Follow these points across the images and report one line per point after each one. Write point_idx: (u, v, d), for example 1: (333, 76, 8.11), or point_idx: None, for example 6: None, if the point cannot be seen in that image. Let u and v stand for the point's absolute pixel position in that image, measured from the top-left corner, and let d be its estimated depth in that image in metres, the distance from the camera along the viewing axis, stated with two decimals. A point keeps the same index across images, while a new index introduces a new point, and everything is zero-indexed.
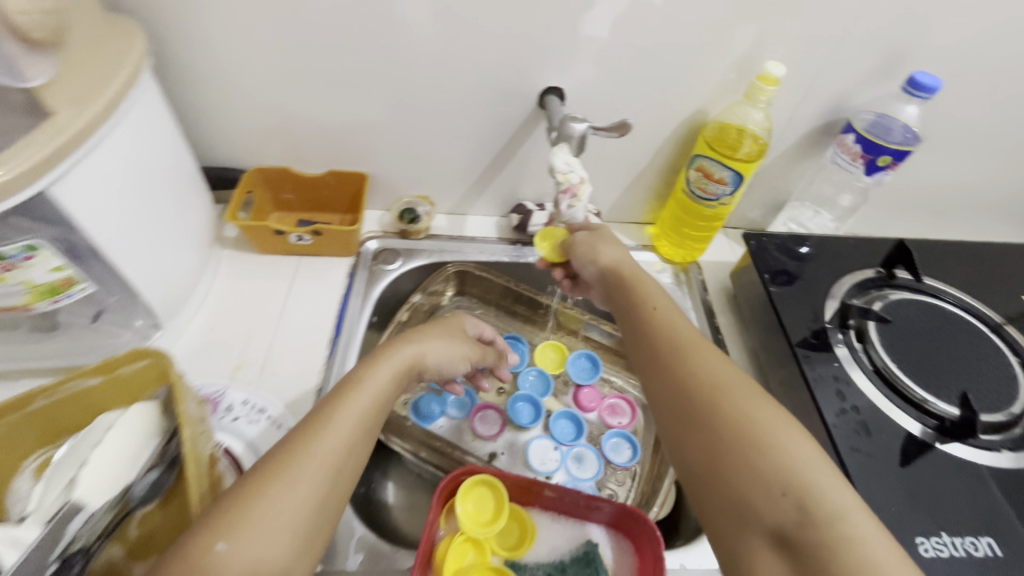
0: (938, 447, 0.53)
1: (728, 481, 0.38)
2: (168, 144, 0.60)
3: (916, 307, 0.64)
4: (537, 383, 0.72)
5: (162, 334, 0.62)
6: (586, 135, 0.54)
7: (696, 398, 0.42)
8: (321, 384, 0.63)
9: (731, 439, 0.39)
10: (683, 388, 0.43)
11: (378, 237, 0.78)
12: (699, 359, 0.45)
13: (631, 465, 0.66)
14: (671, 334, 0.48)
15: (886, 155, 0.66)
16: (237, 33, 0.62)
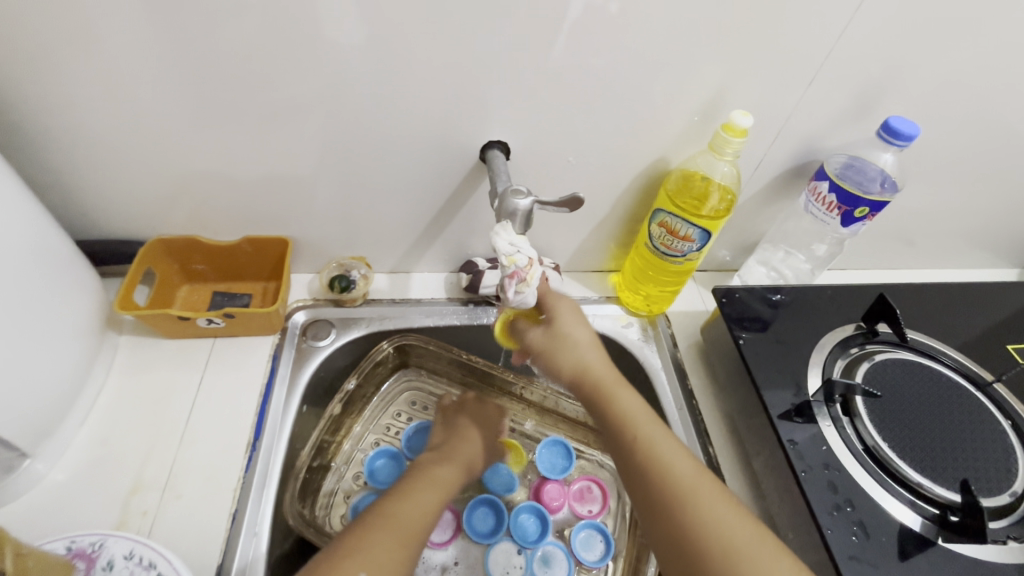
0: (941, 544, 0.48)
1: None
2: (27, 233, 0.49)
3: (902, 369, 0.59)
4: (502, 477, 0.65)
5: (34, 460, 0.51)
6: (532, 210, 0.47)
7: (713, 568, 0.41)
8: (236, 504, 0.53)
9: None
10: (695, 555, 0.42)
11: (307, 307, 0.69)
12: (703, 512, 0.43)
13: (604, 563, 0.59)
14: (666, 474, 0.45)
15: (863, 208, 0.60)
16: (113, 90, 0.52)
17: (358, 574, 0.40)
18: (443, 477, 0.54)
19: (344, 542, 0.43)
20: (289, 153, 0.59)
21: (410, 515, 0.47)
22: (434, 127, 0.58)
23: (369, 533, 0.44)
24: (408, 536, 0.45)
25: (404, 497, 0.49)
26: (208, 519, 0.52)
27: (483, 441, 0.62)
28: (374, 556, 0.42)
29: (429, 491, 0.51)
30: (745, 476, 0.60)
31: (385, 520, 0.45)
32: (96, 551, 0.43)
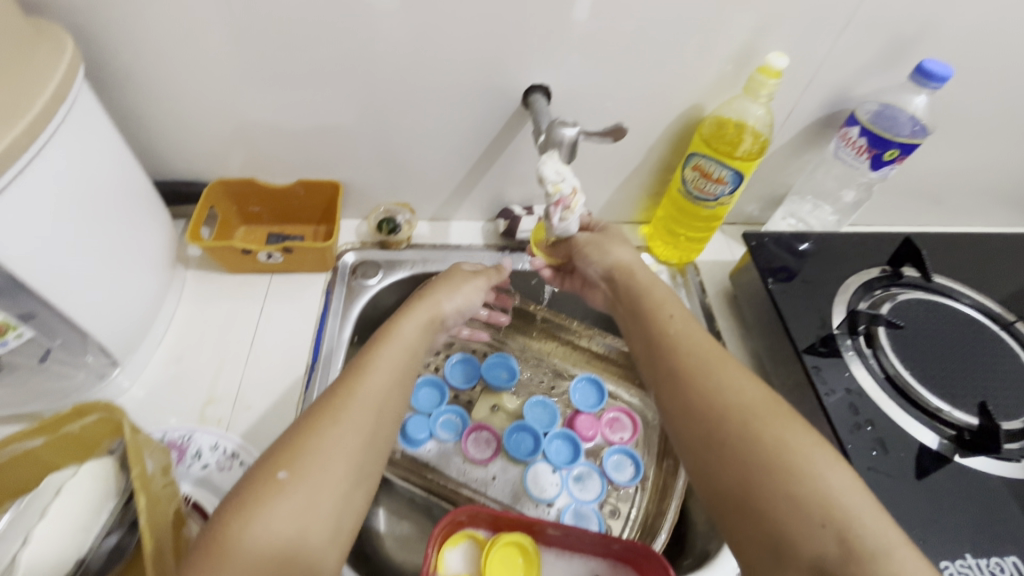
0: (957, 460, 0.51)
1: (763, 505, 0.36)
2: (116, 165, 0.54)
3: (925, 307, 0.61)
4: (541, 415, 0.68)
5: (121, 371, 0.57)
6: (578, 140, 0.50)
7: (722, 426, 0.40)
8: (299, 418, 0.58)
9: (762, 458, 0.37)
10: (706, 413, 0.41)
11: (356, 249, 0.74)
12: (719, 375, 0.42)
13: (634, 483, 0.63)
14: (681, 351, 0.45)
15: (892, 149, 0.62)
16: (185, 34, 0.55)
17: (285, 471, 0.38)
18: (408, 342, 0.48)
19: (290, 432, 0.40)
20: (342, 98, 0.63)
21: (362, 397, 0.42)
22: (479, 71, 0.61)
23: (316, 419, 0.41)
24: (360, 416, 0.42)
25: (361, 368, 0.45)
26: (276, 428, 0.57)
27: (460, 293, 0.56)
28: (310, 448, 0.39)
29: (390, 361, 0.46)
30: None
31: (332, 405, 0.42)
32: (184, 443, 0.53)
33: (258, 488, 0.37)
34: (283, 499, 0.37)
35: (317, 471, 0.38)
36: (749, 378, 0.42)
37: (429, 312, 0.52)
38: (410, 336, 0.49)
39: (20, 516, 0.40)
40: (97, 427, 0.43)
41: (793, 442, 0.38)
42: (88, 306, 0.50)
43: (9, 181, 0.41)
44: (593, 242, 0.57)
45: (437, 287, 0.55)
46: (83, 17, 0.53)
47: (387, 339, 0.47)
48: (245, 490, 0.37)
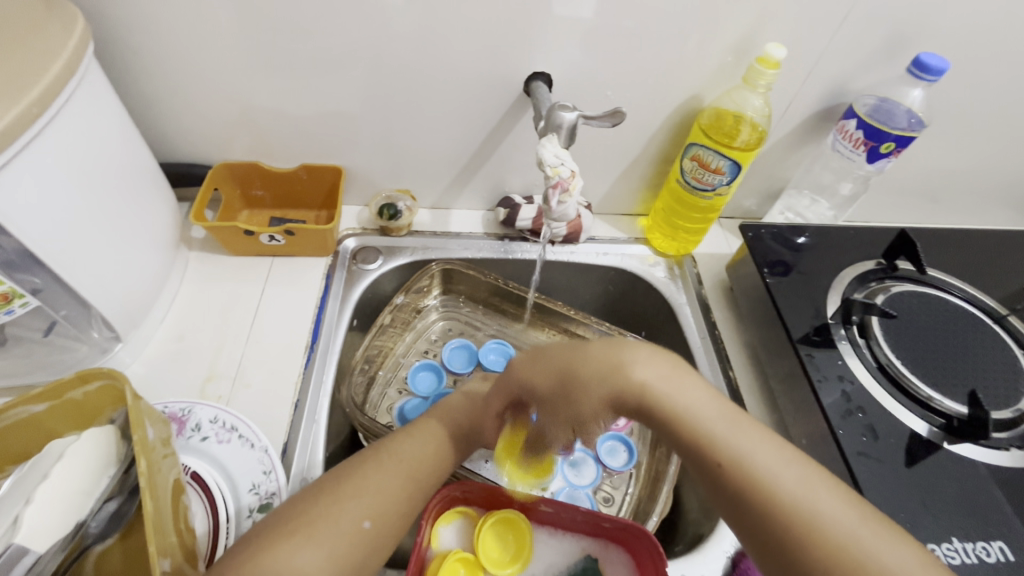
0: (946, 447, 0.51)
1: None
2: (122, 143, 0.54)
3: (919, 299, 0.62)
4: None
5: (124, 346, 0.58)
6: (576, 125, 0.50)
7: (767, 514, 0.36)
8: (298, 396, 0.59)
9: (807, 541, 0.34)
10: (745, 504, 0.37)
11: (357, 235, 0.75)
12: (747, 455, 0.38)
13: (627, 468, 0.64)
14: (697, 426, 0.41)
15: (888, 142, 0.63)
16: (192, 15, 0.56)
17: (370, 522, 0.41)
18: (464, 434, 0.54)
19: (368, 485, 0.43)
20: (346, 82, 0.64)
21: (431, 473, 0.47)
22: (481, 57, 0.62)
23: (393, 484, 0.44)
24: (424, 491, 0.46)
25: (431, 450, 0.49)
26: (276, 407, 0.58)
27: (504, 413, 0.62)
28: (388, 501, 0.43)
29: (453, 449, 0.51)
30: (762, 397, 0.64)
31: (407, 472, 0.46)
32: (185, 416, 0.51)
33: (346, 531, 0.39)
34: (361, 548, 0.40)
35: (389, 531, 0.42)
36: (780, 450, 0.39)
37: (486, 418, 0.58)
38: (467, 431, 0.55)
39: (22, 480, 0.41)
40: (101, 395, 0.43)
41: (839, 527, 0.34)
42: (93, 280, 0.51)
43: (16, 149, 0.42)
44: (537, 364, 0.48)
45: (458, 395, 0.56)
46: None
47: (453, 429, 0.53)
48: (329, 532, 0.39)
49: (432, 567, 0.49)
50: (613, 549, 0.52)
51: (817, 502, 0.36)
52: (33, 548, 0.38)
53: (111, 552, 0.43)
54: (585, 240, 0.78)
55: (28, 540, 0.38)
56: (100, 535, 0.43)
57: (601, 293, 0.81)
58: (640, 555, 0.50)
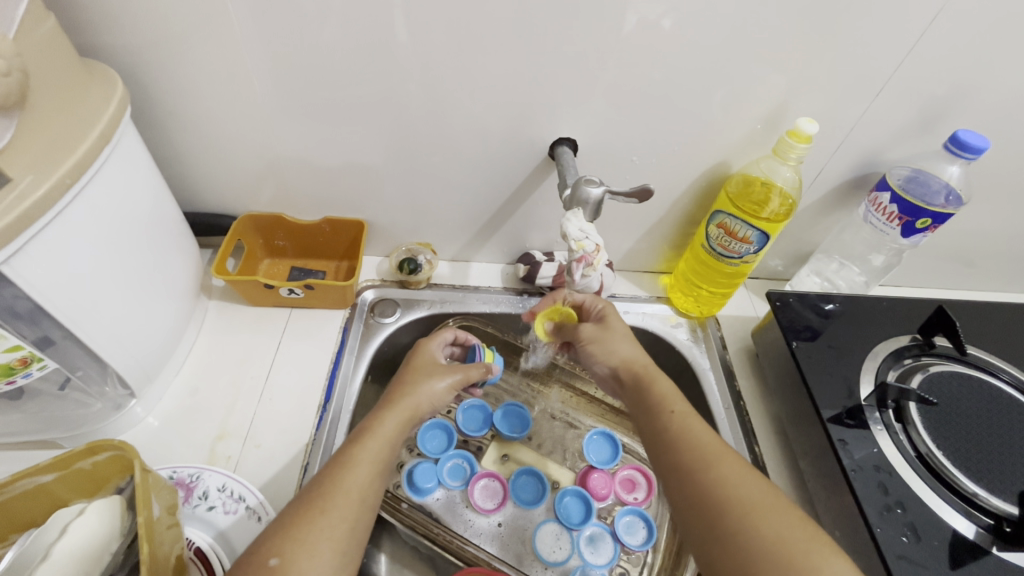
0: (994, 552, 0.48)
1: None
2: (150, 200, 0.55)
3: (959, 381, 0.58)
4: (530, 487, 0.65)
5: (138, 402, 0.57)
6: (603, 200, 0.50)
7: (729, 518, 0.40)
8: (307, 459, 0.58)
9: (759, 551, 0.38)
10: (712, 506, 0.41)
11: (376, 286, 0.74)
12: (726, 469, 0.43)
13: (646, 547, 0.61)
14: (693, 441, 0.46)
15: (925, 217, 0.61)
16: (228, 79, 0.58)
17: (277, 557, 0.39)
18: (387, 436, 0.49)
19: (276, 525, 0.41)
20: (372, 142, 0.65)
21: (346, 486, 0.44)
22: (509, 122, 0.62)
23: (301, 515, 0.42)
24: (345, 508, 0.43)
25: (336, 468, 0.45)
26: (285, 469, 0.56)
27: (436, 378, 0.56)
28: (303, 537, 0.40)
29: (370, 457, 0.46)
30: (788, 476, 0.61)
31: (316, 498, 0.43)
32: (194, 482, 0.50)
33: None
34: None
35: (305, 560, 0.39)
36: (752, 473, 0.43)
37: (408, 409, 0.52)
38: (389, 430, 0.49)
39: (24, 554, 0.40)
40: (108, 465, 0.43)
41: (792, 540, 0.38)
42: (111, 338, 0.51)
43: (49, 217, 0.42)
44: (598, 342, 0.57)
45: (417, 378, 0.55)
46: (136, 59, 0.55)
47: (368, 434, 0.48)
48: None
49: None
50: None
51: (764, 523, 0.39)
52: None
53: None
54: (606, 298, 0.77)
55: None
56: None
57: None
58: None
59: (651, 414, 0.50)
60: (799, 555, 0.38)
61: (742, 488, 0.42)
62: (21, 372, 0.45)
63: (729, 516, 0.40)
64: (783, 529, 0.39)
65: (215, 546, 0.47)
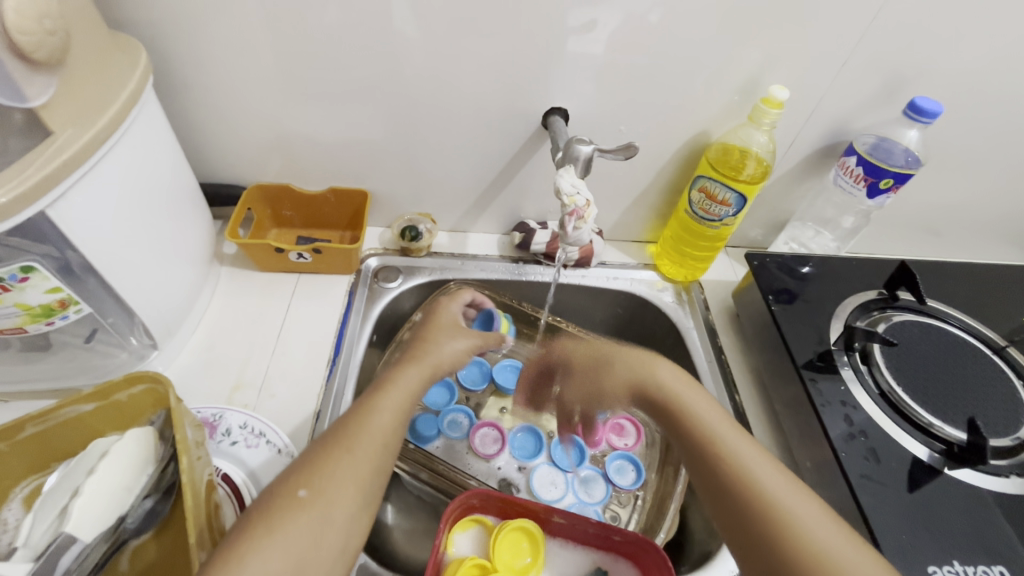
0: (946, 472, 0.53)
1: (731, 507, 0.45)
2: (170, 164, 0.59)
3: (920, 329, 0.64)
4: (527, 441, 0.69)
5: (159, 354, 0.61)
6: (592, 157, 0.54)
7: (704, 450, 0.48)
8: (320, 407, 0.62)
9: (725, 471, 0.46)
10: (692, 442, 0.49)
11: (379, 255, 0.78)
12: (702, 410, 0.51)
13: (635, 487, 0.66)
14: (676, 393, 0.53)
15: (887, 178, 0.66)
16: (239, 52, 0.62)
17: (305, 490, 0.43)
18: (407, 388, 0.53)
19: (303, 459, 0.45)
20: (375, 113, 0.69)
21: (369, 429, 0.47)
22: (504, 94, 0.66)
23: (326, 453, 0.45)
24: (368, 448, 0.46)
25: (360, 413, 0.49)
26: (299, 415, 0.60)
27: (455, 340, 0.60)
28: (328, 472, 0.44)
29: (392, 405, 0.50)
30: (766, 421, 0.66)
31: (340, 438, 0.46)
32: (217, 420, 0.54)
33: (279, 505, 0.42)
34: (300, 514, 0.41)
35: (329, 493, 0.43)
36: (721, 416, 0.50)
37: (429, 365, 0.56)
38: (410, 382, 0.53)
39: (67, 475, 0.44)
40: (143, 397, 0.46)
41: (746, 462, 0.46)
42: (137, 290, 0.55)
43: (86, 169, 0.46)
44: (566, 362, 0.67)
45: (435, 338, 0.59)
46: (154, 31, 0.59)
47: (390, 385, 0.52)
48: (270, 502, 0.42)
49: (450, 569, 0.51)
50: (614, 560, 0.55)
51: (738, 450, 0.47)
52: (79, 539, 0.40)
53: (148, 549, 0.45)
54: (596, 265, 0.82)
55: (76, 530, 0.40)
56: (136, 531, 0.45)
57: (610, 316, 0.84)
58: (647, 566, 0.53)
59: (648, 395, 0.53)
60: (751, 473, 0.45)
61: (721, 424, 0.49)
62: (59, 315, 0.49)
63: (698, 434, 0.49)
64: (753, 456, 0.46)
65: (247, 482, 0.51)
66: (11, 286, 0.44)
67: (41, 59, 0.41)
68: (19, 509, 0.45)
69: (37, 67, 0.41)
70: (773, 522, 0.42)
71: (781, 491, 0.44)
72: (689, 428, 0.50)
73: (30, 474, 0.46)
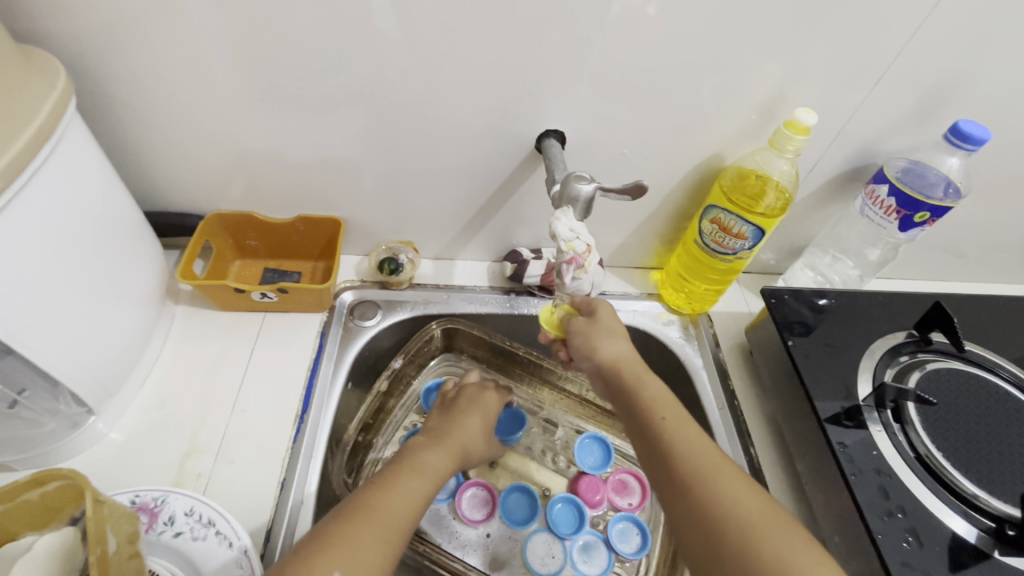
0: (995, 556, 0.47)
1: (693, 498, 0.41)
2: (105, 201, 0.51)
3: (958, 378, 0.57)
4: (521, 505, 0.62)
5: (98, 418, 0.53)
6: (594, 197, 0.47)
7: (659, 436, 0.45)
8: (284, 475, 0.54)
9: (683, 464, 0.43)
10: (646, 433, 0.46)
11: (355, 287, 0.71)
12: (656, 395, 0.48)
13: (639, 556, 0.59)
14: (643, 389, 0.48)
15: (923, 212, 0.59)
16: (185, 68, 0.53)
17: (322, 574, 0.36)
18: (434, 472, 0.48)
19: (314, 538, 0.39)
20: (346, 134, 0.61)
21: (391, 509, 0.42)
22: (493, 114, 0.59)
23: (345, 529, 0.39)
24: (388, 532, 0.41)
25: (386, 485, 0.44)
26: (260, 486, 0.53)
27: (475, 421, 0.58)
28: (345, 552, 0.38)
29: (417, 491, 0.45)
30: (785, 478, 0.60)
31: (359, 515, 0.40)
32: (159, 506, 0.46)
33: None
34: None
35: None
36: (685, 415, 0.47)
37: (456, 451, 0.52)
38: (437, 466, 0.49)
39: None
40: (59, 495, 0.39)
41: (703, 453, 0.43)
42: (64, 352, 0.47)
43: None
44: (585, 331, 0.54)
45: (458, 420, 0.57)
46: (82, 45, 0.51)
47: (416, 464, 0.47)
48: None
49: None
50: None
51: (720, 479, 0.41)
52: None
53: None
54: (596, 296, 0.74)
55: None
56: None
57: None
58: None
59: (641, 411, 0.47)
60: (710, 464, 0.42)
61: (698, 450, 0.43)
62: None
63: (656, 421, 0.46)
64: (735, 486, 0.41)
65: None
66: None
67: None
68: None
69: None
70: (732, 527, 0.39)
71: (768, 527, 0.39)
72: (667, 453, 0.44)
73: None
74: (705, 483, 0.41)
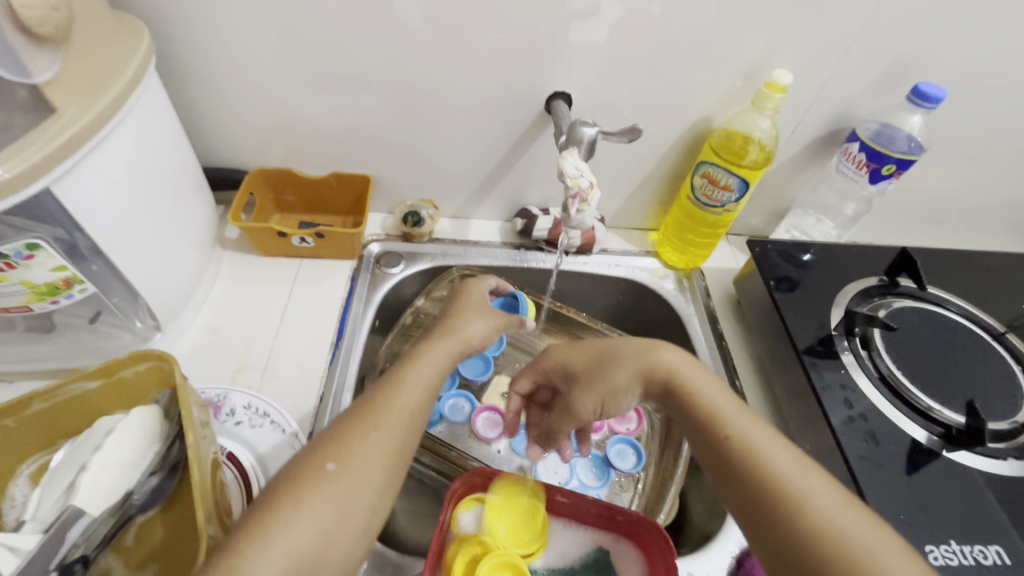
0: (945, 455, 0.54)
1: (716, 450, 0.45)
2: (173, 146, 0.59)
3: (920, 315, 0.64)
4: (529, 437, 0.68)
5: (163, 336, 0.61)
6: (596, 139, 0.55)
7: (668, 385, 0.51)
8: (323, 390, 0.62)
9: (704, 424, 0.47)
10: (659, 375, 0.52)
11: (381, 240, 0.79)
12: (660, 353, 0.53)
13: (636, 471, 0.66)
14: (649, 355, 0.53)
15: (889, 164, 0.67)
16: (241, 35, 0.61)
17: (332, 464, 0.42)
18: (436, 365, 0.52)
19: (330, 431, 0.45)
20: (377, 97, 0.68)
21: (398, 406, 0.47)
22: (507, 78, 0.66)
23: (354, 425, 0.45)
24: (395, 425, 0.46)
25: (392, 387, 0.49)
26: (304, 398, 0.61)
27: (485, 314, 0.60)
28: (355, 446, 0.44)
29: (421, 381, 0.50)
30: (767, 407, 0.66)
31: (369, 411, 0.46)
32: (221, 401, 0.55)
33: (307, 477, 0.41)
34: (329, 487, 0.41)
35: (358, 467, 0.43)
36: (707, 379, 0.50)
37: (458, 341, 0.56)
38: (441, 359, 0.53)
39: (75, 451, 0.44)
40: (148, 376, 0.46)
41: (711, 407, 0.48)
42: (141, 271, 0.55)
43: (91, 149, 0.46)
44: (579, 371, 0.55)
45: (464, 315, 0.59)
46: (154, 11, 0.59)
47: (420, 358, 0.52)
48: (295, 475, 0.41)
49: (451, 549, 0.52)
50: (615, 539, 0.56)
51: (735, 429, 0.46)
52: (87, 513, 0.41)
53: (154, 525, 0.45)
54: (598, 252, 0.82)
55: (83, 505, 0.41)
56: (142, 508, 0.45)
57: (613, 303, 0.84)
58: (648, 546, 0.54)
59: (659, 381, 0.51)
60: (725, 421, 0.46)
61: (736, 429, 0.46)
62: (64, 294, 0.49)
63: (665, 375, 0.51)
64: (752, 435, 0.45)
65: (256, 466, 0.52)
66: (16, 264, 0.44)
67: (45, 35, 0.41)
68: (27, 484, 0.45)
69: (42, 42, 0.41)
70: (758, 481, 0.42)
71: (793, 471, 0.42)
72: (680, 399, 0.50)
73: (36, 452, 0.46)
74: (768, 484, 0.41)
